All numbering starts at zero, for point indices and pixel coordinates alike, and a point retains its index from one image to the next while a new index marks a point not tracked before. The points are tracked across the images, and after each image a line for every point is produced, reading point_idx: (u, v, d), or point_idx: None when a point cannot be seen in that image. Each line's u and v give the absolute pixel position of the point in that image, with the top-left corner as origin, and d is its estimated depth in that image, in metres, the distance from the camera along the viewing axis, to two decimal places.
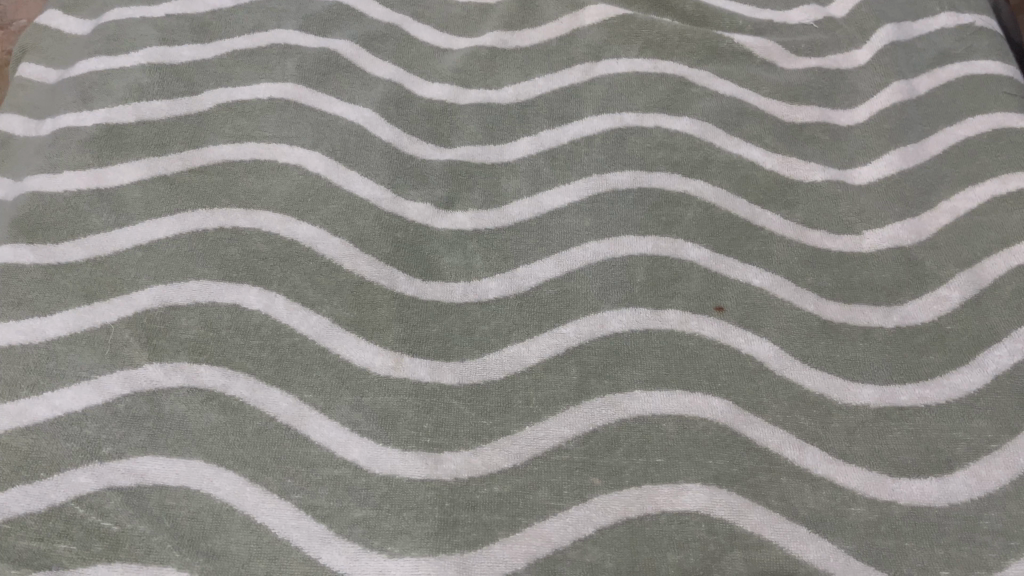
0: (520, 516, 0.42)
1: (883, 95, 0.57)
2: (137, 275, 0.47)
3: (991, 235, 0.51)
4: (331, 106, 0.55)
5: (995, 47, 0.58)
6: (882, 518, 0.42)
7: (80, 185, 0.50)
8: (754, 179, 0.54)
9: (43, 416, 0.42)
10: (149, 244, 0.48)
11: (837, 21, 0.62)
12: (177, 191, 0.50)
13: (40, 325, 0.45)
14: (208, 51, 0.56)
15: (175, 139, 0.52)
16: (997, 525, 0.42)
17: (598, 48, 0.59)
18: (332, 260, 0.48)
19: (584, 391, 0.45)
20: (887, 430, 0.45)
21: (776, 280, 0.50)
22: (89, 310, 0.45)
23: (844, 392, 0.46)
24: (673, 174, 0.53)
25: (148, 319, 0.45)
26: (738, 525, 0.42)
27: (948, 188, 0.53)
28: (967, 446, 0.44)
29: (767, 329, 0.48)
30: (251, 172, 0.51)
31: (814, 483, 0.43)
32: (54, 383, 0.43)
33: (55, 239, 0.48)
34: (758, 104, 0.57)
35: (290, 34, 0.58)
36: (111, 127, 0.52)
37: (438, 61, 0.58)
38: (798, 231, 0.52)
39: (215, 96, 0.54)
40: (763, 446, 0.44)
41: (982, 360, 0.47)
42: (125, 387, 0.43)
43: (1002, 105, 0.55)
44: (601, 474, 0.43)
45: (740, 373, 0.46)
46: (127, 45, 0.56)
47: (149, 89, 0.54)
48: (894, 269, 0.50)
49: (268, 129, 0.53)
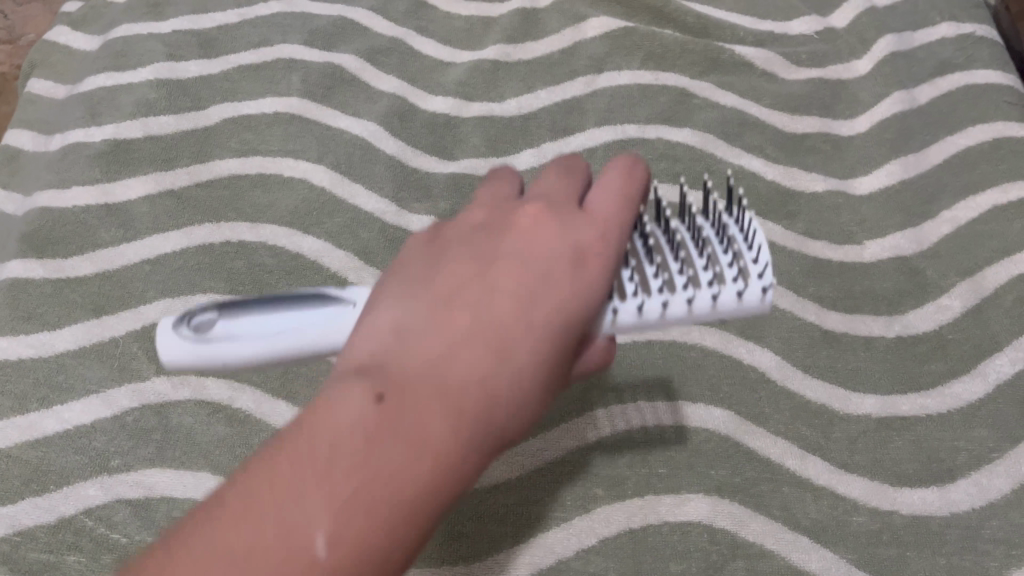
0: (524, 528, 0.42)
1: (883, 106, 0.58)
2: (145, 289, 0.47)
3: (992, 245, 0.50)
4: (336, 120, 0.55)
5: (996, 55, 0.58)
6: (884, 527, 0.43)
7: (89, 200, 0.50)
8: (756, 189, 0.55)
9: (52, 430, 0.43)
10: (156, 258, 0.48)
11: (838, 32, 0.62)
12: (183, 206, 0.50)
13: (50, 340, 0.45)
14: (214, 67, 0.57)
15: (182, 154, 0.53)
16: (998, 533, 0.42)
17: (600, 60, 0.60)
18: (337, 274, 0.49)
19: (587, 401, 0.46)
20: (889, 439, 0.45)
21: (778, 290, 0.50)
22: (98, 324, 0.46)
23: (846, 401, 0.46)
24: (675, 185, 0.54)
25: (155, 333, 0.46)
26: (741, 536, 0.42)
27: (949, 197, 0.53)
28: (968, 456, 0.44)
29: (769, 340, 0.48)
30: (256, 186, 0.52)
31: (815, 493, 0.44)
32: (64, 397, 0.43)
33: (64, 254, 0.48)
34: (760, 114, 0.58)
35: (295, 49, 0.58)
36: (118, 142, 0.53)
37: (441, 74, 0.59)
38: (800, 242, 0.52)
39: (221, 110, 0.55)
40: (765, 456, 0.45)
41: (983, 369, 0.47)
42: (134, 400, 0.44)
43: (1002, 114, 0.55)
44: (604, 485, 0.43)
45: (742, 383, 0.47)
46: (134, 61, 0.56)
47: (156, 104, 0.54)
48: (896, 278, 0.51)
49: (273, 144, 0.53)
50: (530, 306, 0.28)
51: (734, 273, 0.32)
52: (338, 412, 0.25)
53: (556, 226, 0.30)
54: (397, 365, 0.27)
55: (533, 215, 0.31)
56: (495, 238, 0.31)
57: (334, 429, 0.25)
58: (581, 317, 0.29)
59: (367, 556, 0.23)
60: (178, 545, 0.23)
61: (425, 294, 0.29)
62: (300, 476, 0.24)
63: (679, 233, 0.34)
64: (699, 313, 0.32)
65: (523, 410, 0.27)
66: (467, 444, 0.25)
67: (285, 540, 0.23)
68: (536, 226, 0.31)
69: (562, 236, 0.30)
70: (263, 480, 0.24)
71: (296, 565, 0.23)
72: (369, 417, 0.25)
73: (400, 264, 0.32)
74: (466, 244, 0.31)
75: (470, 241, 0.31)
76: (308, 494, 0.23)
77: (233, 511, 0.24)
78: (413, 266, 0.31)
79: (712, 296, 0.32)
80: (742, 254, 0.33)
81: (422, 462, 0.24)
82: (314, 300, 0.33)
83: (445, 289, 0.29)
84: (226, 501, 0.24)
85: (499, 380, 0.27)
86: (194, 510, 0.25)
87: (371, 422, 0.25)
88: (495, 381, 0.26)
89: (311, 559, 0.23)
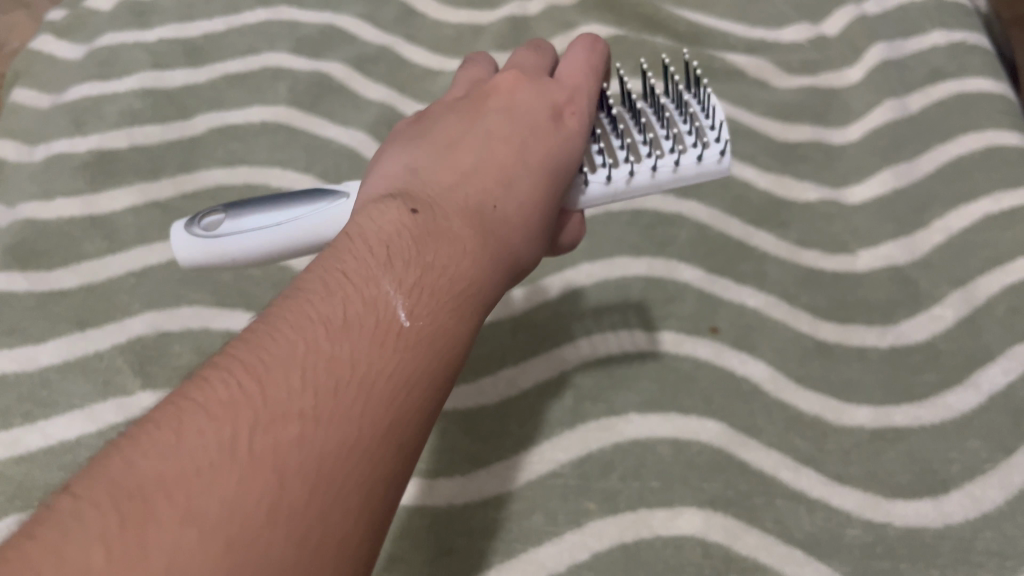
0: (515, 543, 0.41)
1: (875, 114, 0.58)
2: (130, 301, 0.46)
3: (984, 253, 0.50)
4: (324, 128, 0.55)
5: (988, 64, 0.58)
6: (878, 539, 0.42)
7: (74, 211, 0.50)
8: (748, 199, 0.54)
9: (36, 445, 0.41)
10: (141, 270, 0.48)
11: (829, 40, 0.62)
12: (169, 217, 0.50)
13: (34, 354, 0.44)
14: (201, 75, 0.57)
15: (168, 164, 0.52)
16: (992, 545, 0.41)
17: None
18: None
19: (578, 414, 0.46)
20: (882, 451, 0.45)
21: (770, 301, 0.50)
22: (81, 338, 0.45)
23: (840, 413, 0.46)
24: (668, 196, 0.54)
25: (141, 346, 0.45)
26: (734, 549, 0.41)
27: (941, 206, 0.53)
28: (962, 466, 0.44)
29: (761, 351, 0.48)
30: (243, 197, 0.51)
31: (809, 505, 0.43)
32: (48, 412, 0.42)
33: (47, 267, 0.47)
34: (751, 122, 0.58)
35: (283, 57, 0.58)
36: (103, 153, 0.52)
37: (430, 82, 0.58)
38: (793, 251, 0.52)
39: (207, 120, 0.54)
40: (759, 468, 0.44)
41: (976, 380, 0.46)
42: (119, 415, 0.42)
43: (994, 123, 0.55)
44: (596, 499, 0.43)
45: (735, 395, 0.46)
46: (120, 70, 0.56)
47: (141, 115, 0.54)
48: (888, 288, 0.50)
49: (260, 153, 0.53)
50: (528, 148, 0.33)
51: (693, 141, 0.37)
52: (379, 224, 0.28)
53: (536, 91, 0.36)
54: (426, 189, 0.31)
55: (511, 83, 0.37)
56: (482, 109, 0.35)
57: (383, 234, 0.28)
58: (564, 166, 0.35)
59: (447, 323, 0.26)
60: (252, 352, 0.24)
61: (433, 141, 0.34)
62: (367, 272, 0.26)
63: (644, 117, 0.38)
64: (663, 177, 0.37)
65: (536, 221, 0.32)
66: (500, 252, 0.30)
67: (369, 315, 0.25)
68: (519, 91, 0.36)
69: (540, 97, 0.36)
70: (328, 284, 0.26)
71: (384, 328, 0.25)
72: (414, 223, 0.29)
73: (392, 145, 0.36)
74: (461, 114, 0.35)
75: (460, 106, 0.36)
76: (375, 283, 0.26)
77: (311, 310, 0.25)
78: (400, 141, 0.35)
79: (674, 162, 0.36)
80: (701, 126, 0.37)
81: (472, 243, 0.29)
82: (309, 195, 0.36)
83: (447, 137, 0.34)
84: (289, 313, 0.25)
85: (516, 198, 0.31)
86: (247, 332, 0.24)
87: (416, 225, 0.29)
88: (510, 199, 0.31)
89: (396, 326, 0.25)
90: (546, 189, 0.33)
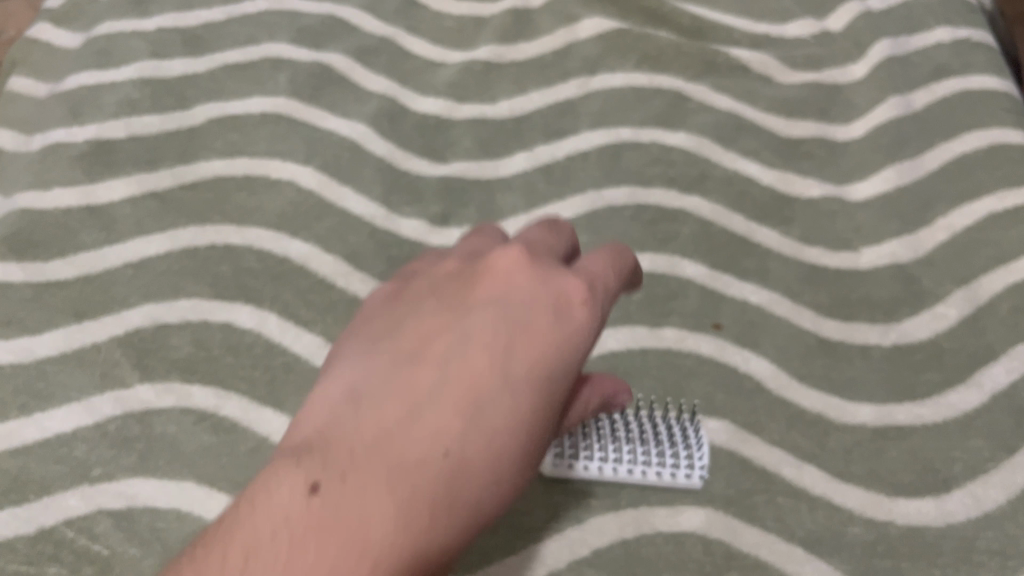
0: (516, 539, 0.41)
1: (880, 110, 0.57)
2: (128, 292, 0.46)
3: (988, 252, 0.50)
4: (325, 120, 0.54)
5: (992, 61, 0.58)
6: (880, 538, 0.42)
7: (70, 201, 0.49)
8: (751, 195, 0.54)
9: (32, 438, 0.41)
10: (140, 261, 0.47)
11: (833, 35, 0.62)
12: (168, 208, 0.49)
13: (30, 345, 0.44)
14: (199, 65, 0.56)
15: (167, 155, 0.52)
16: (993, 545, 0.41)
17: (593, 62, 0.59)
18: (327, 279, 0.48)
19: None
20: (884, 449, 0.44)
21: (773, 297, 0.50)
22: (79, 330, 0.44)
23: (842, 411, 0.46)
24: (670, 190, 0.54)
25: (138, 339, 0.44)
26: (735, 546, 0.41)
27: (944, 204, 0.53)
28: (965, 466, 0.43)
29: (764, 348, 0.48)
30: (243, 188, 0.51)
31: (811, 503, 0.43)
32: (44, 405, 0.42)
33: (44, 257, 0.47)
34: (755, 118, 0.57)
35: (283, 47, 0.57)
36: (101, 143, 0.52)
37: (432, 74, 0.58)
38: (795, 248, 0.52)
39: (206, 111, 0.54)
40: (760, 466, 0.44)
41: (979, 378, 0.46)
42: (116, 408, 0.42)
43: (999, 121, 0.55)
44: (598, 495, 0.42)
45: (737, 392, 0.46)
46: (118, 59, 0.55)
47: (139, 105, 0.53)
48: (891, 286, 0.50)
49: (261, 145, 0.53)
50: (490, 383, 0.25)
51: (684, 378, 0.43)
52: (278, 499, 0.23)
53: (530, 285, 0.27)
54: (347, 444, 0.24)
55: (511, 264, 0.28)
56: (463, 304, 0.27)
57: (280, 514, 0.23)
58: (552, 382, 0.26)
59: None
60: None
61: (387, 352, 0.27)
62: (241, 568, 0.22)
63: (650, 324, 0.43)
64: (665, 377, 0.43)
65: (483, 482, 0.24)
66: (417, 548, 0.23)
67: None
68: (514, 272, 0.28)
69: (542, 286, 0.27)
70: (217, 559, 0.22)
71: None
72: (310, 506, 0.22)
73: (363, 330, 0.29)
74: (434, 308, 0.28)
75: (439, 300, 0.28)
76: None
77: (198, 565, 0.22)
78: (363, 340, 0.28)
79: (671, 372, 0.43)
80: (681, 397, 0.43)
81: (374, 533, 0.22)
82: None
83: (409, 346, 0.27)
84: None
85: (458, 453, 0.24)
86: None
87: (313, 512, 0.22)
88: (456, 451, 0.24)
89: None
90: (503, 456, 0.25)
